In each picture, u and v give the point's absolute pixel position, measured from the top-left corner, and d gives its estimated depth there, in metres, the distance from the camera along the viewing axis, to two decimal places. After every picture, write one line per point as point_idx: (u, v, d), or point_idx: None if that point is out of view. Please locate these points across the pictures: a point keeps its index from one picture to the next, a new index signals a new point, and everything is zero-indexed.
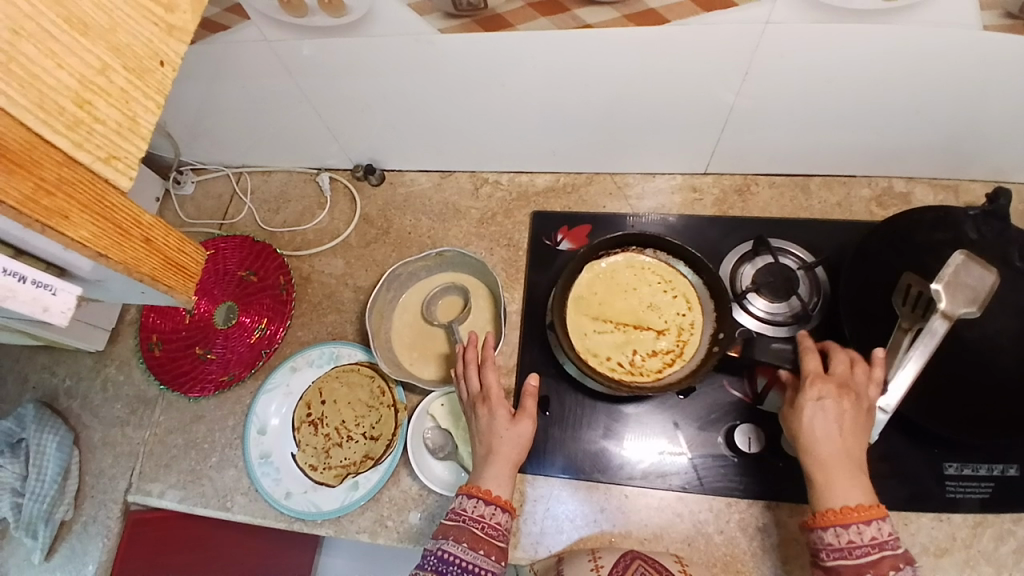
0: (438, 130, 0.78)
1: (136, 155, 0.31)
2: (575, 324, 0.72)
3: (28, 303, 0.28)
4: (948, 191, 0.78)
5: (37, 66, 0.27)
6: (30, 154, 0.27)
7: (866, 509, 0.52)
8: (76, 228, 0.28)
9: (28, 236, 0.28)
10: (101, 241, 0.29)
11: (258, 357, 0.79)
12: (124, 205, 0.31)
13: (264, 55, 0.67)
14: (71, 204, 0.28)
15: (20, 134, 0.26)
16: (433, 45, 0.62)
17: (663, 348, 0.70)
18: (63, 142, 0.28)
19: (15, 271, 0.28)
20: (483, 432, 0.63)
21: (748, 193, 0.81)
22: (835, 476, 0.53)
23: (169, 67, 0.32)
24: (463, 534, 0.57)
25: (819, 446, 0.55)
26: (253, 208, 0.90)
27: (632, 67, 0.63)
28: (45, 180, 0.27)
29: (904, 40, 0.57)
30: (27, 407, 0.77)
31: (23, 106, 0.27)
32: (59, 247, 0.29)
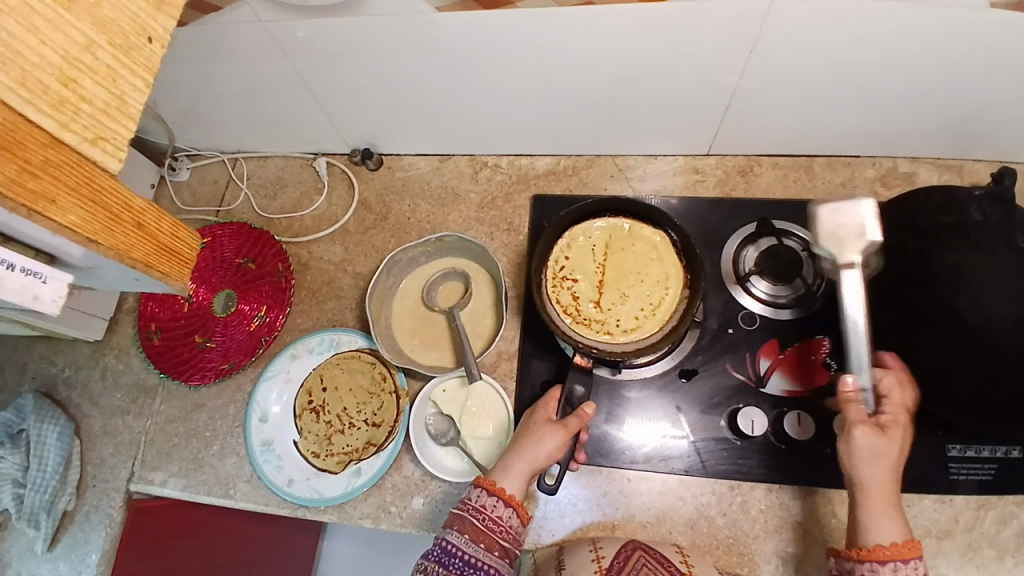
0: (436, 112, 0.77)
1: (125, 137, 0.30)
2: (602, 229, 0.72)
3: (18, 292, 0.27)
4: (952, 171, 0.77)
5: (19, 43, 0.26)
6: (14, 135, 0.26)
7: (907, 547, 0.55)
8: (63, 213, 0.27)
9: (15, 222, 0.27)
10: (90, 226, 0.29)
11: (258, 344, 0.78)
12: (113, 188, 0.30)
13: (257, 37, 0.65)
14: (57, 187, 0.27)
15: (3, 116, 0.26)
16: (432, 25, 0.61)
17: (583, 315, 0.69)
18: (48, 123, 0.27)
19: (4, 258, 0.27)
20: (523, 425, 0.65)
21: (751, 174, 0.80)
22: (882, 512, 0.56)
23: (158, 43, 0.31)
24: (465, 526, 0.58)
25: (874, 480, 0.57)
26: (250, 194, 0.89)
27: (634, 46, 0.62)
28: (30, 162, 0.26)
29: (912, 17, 0.55)
30: (25, 397, 0.76)
31: (5, 84, 0.26)
32: (47, 233, 0.28)
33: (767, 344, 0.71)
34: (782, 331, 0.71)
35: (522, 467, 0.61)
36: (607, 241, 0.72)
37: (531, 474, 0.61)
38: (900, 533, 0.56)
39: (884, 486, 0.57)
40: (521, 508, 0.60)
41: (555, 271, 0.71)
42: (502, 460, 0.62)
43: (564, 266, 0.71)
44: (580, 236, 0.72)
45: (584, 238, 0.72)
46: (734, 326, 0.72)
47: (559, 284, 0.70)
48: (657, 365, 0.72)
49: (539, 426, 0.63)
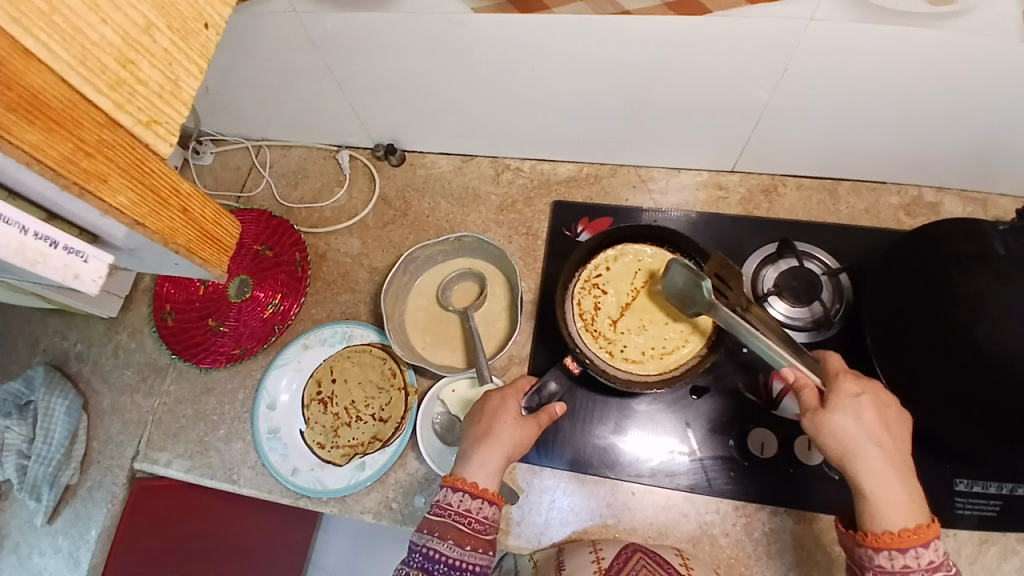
0: (463, 112, 0.77)
1: (176, 122, 0.30)
2: (654, 259, 0.71)
3: (59, 270, 0.28)
4: (977, 204, 0.76)
5: (81, 20, 0.26)
6: (71, 113, 0.26)
7: (917, 532, 0.47)
8: (114, 194, 0.27)
9: (61, 198, 0.27)
10: (139, 209, 0.29)
11: (271, 332, 0.78)
12: (163, 172, 0.30)
13: (291, 27, 0.65)
14: (110, 167, 0.27)
15: (62, 93, 0.25)
16: (463, 26, 0.61)
17: (595, 326, 0.69)
18: (104, 102, 0.27)
19: (48, 236, 0.27)
20: (486, 413, 0.63)
21: (775, 193, 0.79)
22: (879, 489, 0.50)
23: (214, 30, 0.31)
24: (447, 531, 0.57)
25: (857, 455, 0.51)
26: (272, 182, 0.89)
27: (666, 58, 0.62)
28: (85, 141, 0.26)
29: (947, 47, 0.55)
30: (37, 369, 0.77)
31: (65, 61, 0.25)
32: (96, 214, 0.28)
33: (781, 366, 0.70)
34: None
35: (495, 462, 0.60)
36: (652, 272, 0.71)
37: (503, 466, 0.61)
38: (912, 516, 0.49)
39: (873, 459, 0.50)
40: (498, 499, 0.59)
41: (590, 276, 0.71)
42: (473, 454, 0.60)
43: (603, 278, 0.71)
44: (629, 256, 0.71)
45: (631, 260, 0.71)
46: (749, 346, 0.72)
47: (589, 289, 0.71)
48: None
49: (509, 418, 0.62)
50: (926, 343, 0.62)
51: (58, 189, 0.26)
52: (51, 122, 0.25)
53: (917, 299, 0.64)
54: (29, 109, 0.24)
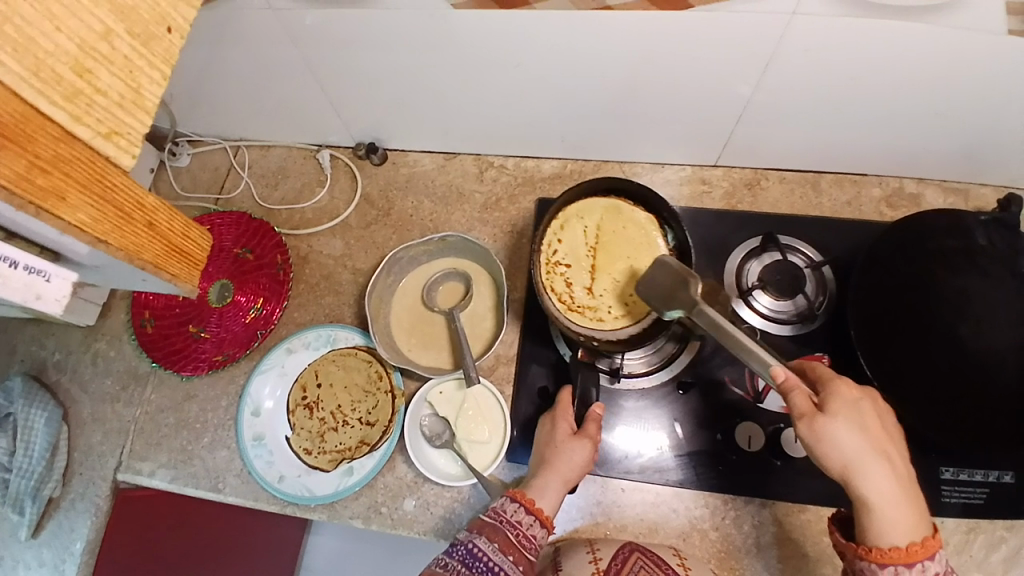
0: (446, 109, 0.76)
1: (139, 132, 0.28)
2: (595, 209, 0.71)
3: (19, 290, 0.26)
4: (958, 195, 0.77)
5: (34, 29, 0.24)
6: (25, 128, 0.24)
7: (914, 550, 0.49)
8: (73, 211, 0.26)
9: (19, 219, 0.26)
10: (100, 226, 0.28)
11: (253, 337, 0.77)
12: (126, 186, 0.29)
13: (267, 24, 0.64)
14: (69, 184, 0.26)
15: (15, 107, 0.24)
16: (446, 21, 0.60)
17: (575, 303, 0.69)
18: (60, 115, 0.25)
19: (6, 256, 0.26)
20: (542, 442, 0.64)
21: (759, 187, 0.79)
22: (884, 508, 0.50)
23: (177, 34, 0.29)
24: (496, 535, 0.56)
25: (862, 473, 0.50)
26: (250, 183, 0.87)
27: (649, 54, 0.61)
28: (40, 157, 0.25)
29: (930, 40, 0.55)
30: (13, 380, 0.75)
31: (16, 72, 0.24)
32: (55, 232, 0.27)
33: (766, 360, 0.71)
34: (782, 347, 0.71)
35: (554, 484, 0.60)
36: (597, 224, 0.71)
37: (565, 491, 0.61)
38: (913, 531, 0.50)
39: (880, 479, 0.50)
40: (550, 523, 0.59)
41: (550, 261, 0.69)
42: (535, 477, 0.61)
43: (561, 254, 0.70)
44: (574, 217, 0.71)
45: (577, 221, 0.71)
46: None
47: (553, 273, 0.69)
48: (657, 375, 0.72)
49: (563, 443, 0.62)
50: (912, 339, 0.63)
51: (13, 209, 0.25)
52: (3, 139, 0.24)
53: (900, 294, 0.65)
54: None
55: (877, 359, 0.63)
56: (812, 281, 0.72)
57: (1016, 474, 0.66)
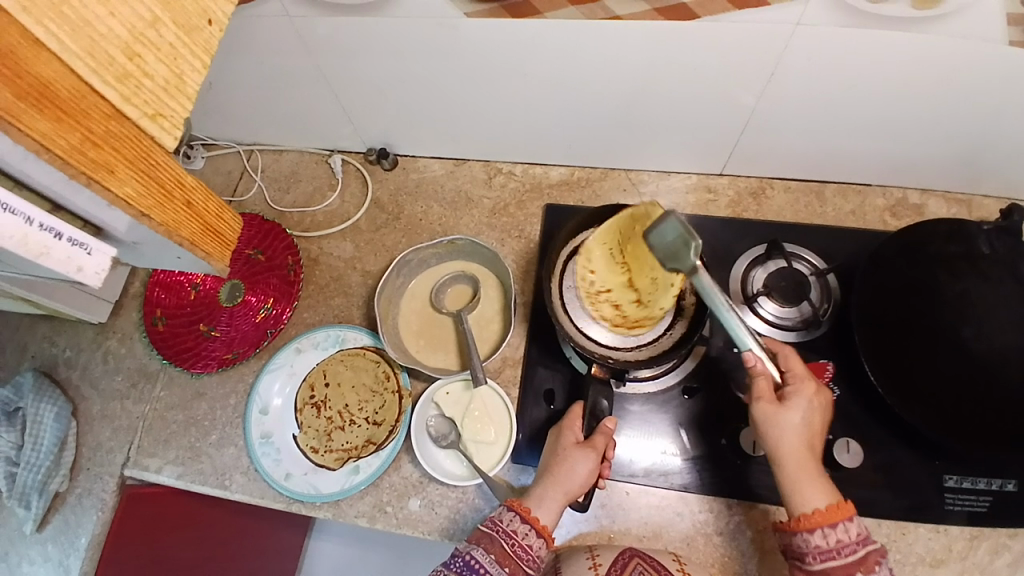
0: (456, 116, 0.78)
1: (181, 116, 0.29)
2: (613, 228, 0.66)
3: (62, 262, 0.27)
4: (961, 206, 0.78)
5: (89, 11, 0.26)
6: (78, 102, 0.25)
7: (833, 510, 0.53)
8: (120, 184, 0.27)
9: (66, 190, 0.27)
10: (144, 201, 0.29)
11: (263, 336, 0.78)
12: (168, 165, 0.30)
13: (285, 31, 0.66)
14: (118, 158, 0.27)
15: (71, 83, 0.25)
16: (457, 29, 0.62)
17: (630, 322, 0.67)
18: (111, 93, 0.26)
19: (52, 226, 0.26)
20: (548, 453, 0.64)
21: (763, 196, 0.80)
22: (803, 478, 0.55)
23: (217, 27, 0.30)
24: (492, 546, 0.57)
25: (788, 448, 0.56)
26: (263, 186, 0.89)
27: (655, 64, 0.63)
28: (93, 132, 0.26)
29: (929, 52, 0.56)
30: (25, 376, 0.76)
31: (74, 52, 0.25)
32: (101, 205, 0.28)
33: None
34: None
35: (554, 493, 0.60)
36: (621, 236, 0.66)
37: (566, 503, 0.60)
38: (827, 497, 0.55)
39: (802, 454, 0.56)
40: (549, 536, 0.59)
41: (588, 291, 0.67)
42: (537, 487, 0.61)
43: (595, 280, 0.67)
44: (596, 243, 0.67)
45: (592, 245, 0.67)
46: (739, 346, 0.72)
47: (595, 300, 0.67)
48: (662, 380, 0.72)
49: (566, 452, 0.62)
50: (917, 343, 0.64)
51: (65, 179, 0.26)
52: (58, 112, 0.25)
53: (904, 299, 0.66)
54: (36, 97, 0.24)
55: (880, 360, 0.63)
56: (815, 291, 0.73)
57: (1019, 483, 0.66)
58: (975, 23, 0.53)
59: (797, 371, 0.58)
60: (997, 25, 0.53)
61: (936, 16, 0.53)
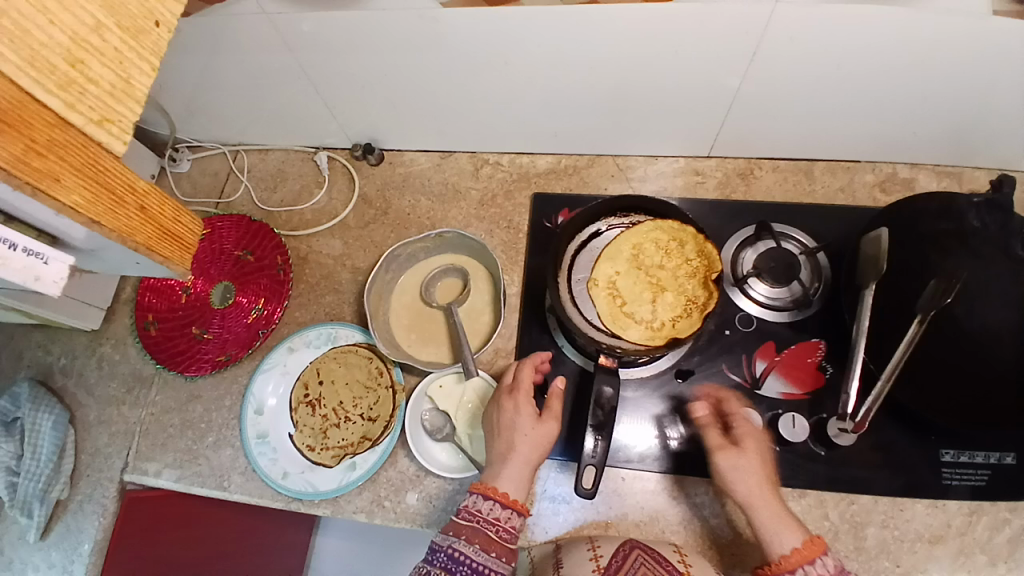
0: (440, 110, 0.77)
1: (131, 120, 0.29)
2: (630, 237, 0.70)
3: (19, 272, 0.27)
4: (952, 178, 0.78)
5: (29, 21, 0.25)
6: (20, 112, 0.25)
7: (809, 547, 0.56)
8: (68, 193, 0.27)
9: (14, 199, 0.26)
10: (94, 207, 0.28)
11: (255, 337, 0.78)
12: (117, 170, 0.30)
13: (262, 29, 0.65)
14: (63, 167, 0.27)
15: (10, 93, 0.25)
16: (436, 21, 0.61)
17: (645, 322, 0.68)
18: (54, 102, 0.26)
19: (5, 237, 0.26)
20: (504, 428, 0.62)
21: (751, 176, 0.80)
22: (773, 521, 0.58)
23: (165, 28, 0.30)
24: (475, 535, 0.56)
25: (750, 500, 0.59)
26: (250, 186, 0.89)
27: (635, 50, 0.63)
28: (36, 141, 0.26)
29: (914, 25, 0.56)
30: (21, 385, 0.76)
31: (14, 63, 0.25)
32: (50, 213, 0.27)
33: (763, 346, 0.72)
34: (779, 334, 0.72)
35: (523, 472, 0.60)
36: (634, 246, 0.70)
37: (529, 476, 0.61)
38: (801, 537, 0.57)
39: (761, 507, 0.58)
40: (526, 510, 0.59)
41: (616, 305, 0.69)
42: (500, 467, 0.60)
43: (619, 293, 0.69)
44: (616, 252, 0.70)
45: (609, 262, 0.70)
46: (730, 328, 0.73)
47: (623, 313, 0.68)
48: (655, 365, 0.72)
49: (531, 429, 0.61)
50: (900, 332, 0.62)
51: (12, 190, 0.26)
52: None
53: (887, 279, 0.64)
54: None
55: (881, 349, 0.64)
56: (807, 267, 0.73)
57: (1017, 456, 0.65)
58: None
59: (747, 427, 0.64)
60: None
61: None
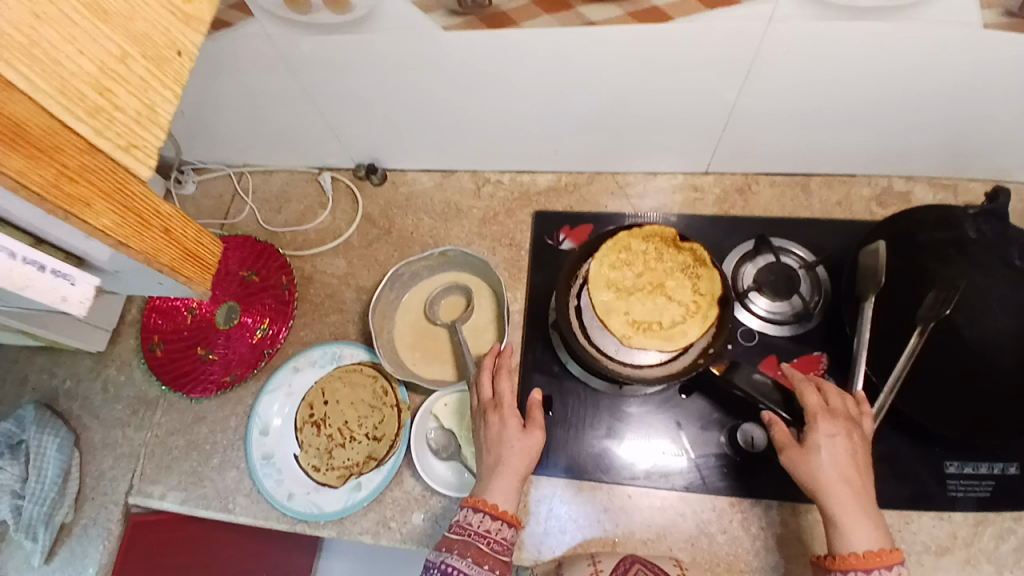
0: (441, 129, 0.79)
1: (155, 145, 0.30)
2: (595, 281, 0.67)
3: (47, 292, 0.29)
4: (947, 190, 0.79)
5: (59, 53, 0.26)
6: (53, 139, 0.26)
7: (883, 554, 0.51)
8: (97, 216, 0.27)
9: (42, 225, 0.27)
10: (121, 230, 0.29)
11: (260, 357, 0.78)
12: (143, 194, 0.30)
13: (268, 53, 0.67)
14: (93, 191, 0.27)
15: (44, 122, 0.25)
16: (437, 42, 0.62)
17: (687, 314, 0.65)
18: (84, 129, 0.27)
19: (37, 260, 0.28)
20: (491, 441, 0.61)
21: (749, 191, 0.82)
22: (850, 516, 0.53)
23: (186, 57, 0.31)
24: (468, 548, 0.55)
25: (827, 490, 0.54)
26: (254, 208, 0.90)
27: (633, 68, 0.64)
28: (67, 166, 0.26)
29: (905, 42, 0.57)
30: (26, 408, 0.76)
31: (47, 92, 0.26)
32: (80, 236, 0.28)
33: (766, 360, 0.72)
34: (782, 347, 0.72)
35: (512, 484, 0.59)
36: (605, 278, 0.68)
37: (520, 486, 0.60)
38: (878, 540, 0.52)
39: (840, 496, 0.54)
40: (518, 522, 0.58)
41: (659, 331, 0.64)
42: (487, 478, 0.59)
43: (643, 318, 0.66)
44: (608, 299, 0.66)
45: (611, 313, 0.66)
46: (733, 342, 0.73)
47: (668, 330, 0.64)
48: None
49: (517, 441, 0.61)
50: (901, 342, 0.63)
51: (44, 214, 0.26)
52: (34, 150, 0.25)
53: (888, 290, 0.64)
54: (13, 137, 0.24)
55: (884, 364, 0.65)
56: (806, 283, 0.74)
57: (1021, 466, 0.65)
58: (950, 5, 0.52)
59: (813, 406, 0.58)
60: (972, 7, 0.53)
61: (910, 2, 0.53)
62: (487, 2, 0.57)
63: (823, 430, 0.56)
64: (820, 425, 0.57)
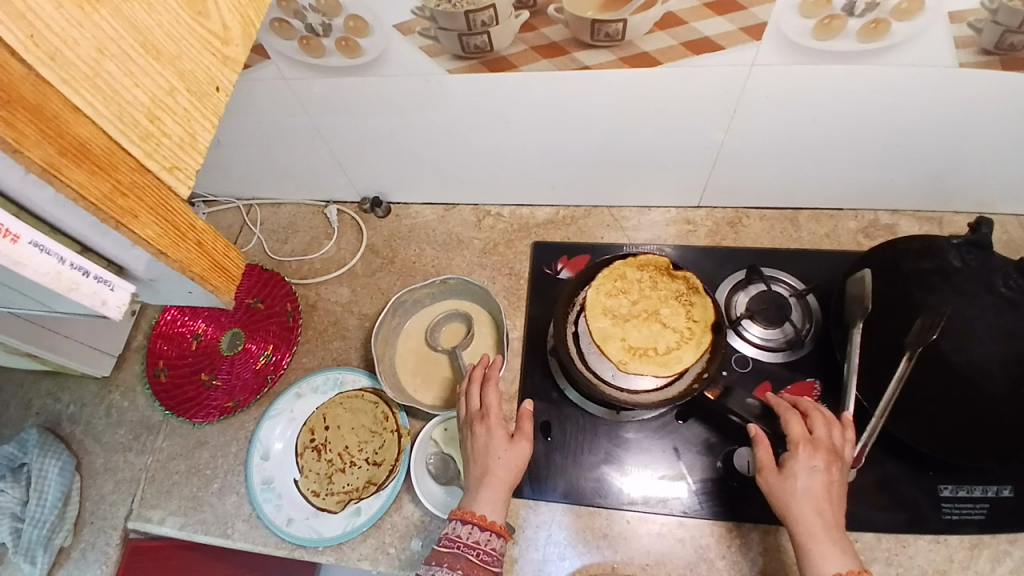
0: (444, 165, 0.82)
1: (196, 168, 0.31)
2: (593, 309, 0.70)
3: (88, 296, 0.30)
4: (932, 223, 0.82)
5: (119, 84, 0.27)
6: (109, 157, 0.27)
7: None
8: (143, 227, 0.29)
9: (92, 233, 0.29)
10: (163, 241, 0.30)
11: (264, 382, 0.80)
12: (183, 210, 0.32)
13: (281, 92, 0.70)
14: (140, 205, 0.29)
15: (104, 142, 0.27)
16: (442, 84, 0.66)
17: (681, 340, 0.67)
18: (136, 150, 0.28)
19: (81, 266, 0.29)
20: (478, 452, 0.62)
21: (740, 225, 0.85)
22: (820, 543, 0.53)
23: (224, 92, 0.33)
24: (458, 561, 0.55)
25: (798, 518, 0.55)
26: (262, 238, 0.93)
27: (626, 108, 0.68)
28: (121, 182, 0.28)
29: (881, 84, 0.61)
30: (30, 432, 0.77)
31: (107, 118, 0.27)
32: (126, 244, 0.30)
33: (759, 385, 0.73)
34: (775, 373, 0.74)
35: (499, 494, 0.60)
36: (601, 306, 0.70)
37: (506, 497, 0.61)
38: (845, 563, 0.52)
39: (812, 523, 0.54)
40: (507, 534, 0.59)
41: (655, 356, 0.66)
42: (475, 490, 0.60)
43: (638, 346, 0.67)
44: (605, 327, 0.69)
45: (608, 341, 0.68)
46: (727, 369, 0.74)
47: (664, 356, 0.66)
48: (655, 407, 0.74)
49: (501, 451, 0.62)
50: (892, 365, 0.64)
51: (96, 223, 0.28)
52: (93, 166, 0.27)
53: (877, 316, 0.66)
54: (75, 154, 0.26)
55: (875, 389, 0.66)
56: (798, 310, 0.76)
57: (1015, 488, 0.66)
58: (921, 51, 0.56)
59: (795, 435, 0.58)
60: (946, 47, 0.55)
61: (884, 47, 0.56)
62: (489, 48, 0.60)
63: (801, 459, 0.57)
64: (800, 454, 0.57)
